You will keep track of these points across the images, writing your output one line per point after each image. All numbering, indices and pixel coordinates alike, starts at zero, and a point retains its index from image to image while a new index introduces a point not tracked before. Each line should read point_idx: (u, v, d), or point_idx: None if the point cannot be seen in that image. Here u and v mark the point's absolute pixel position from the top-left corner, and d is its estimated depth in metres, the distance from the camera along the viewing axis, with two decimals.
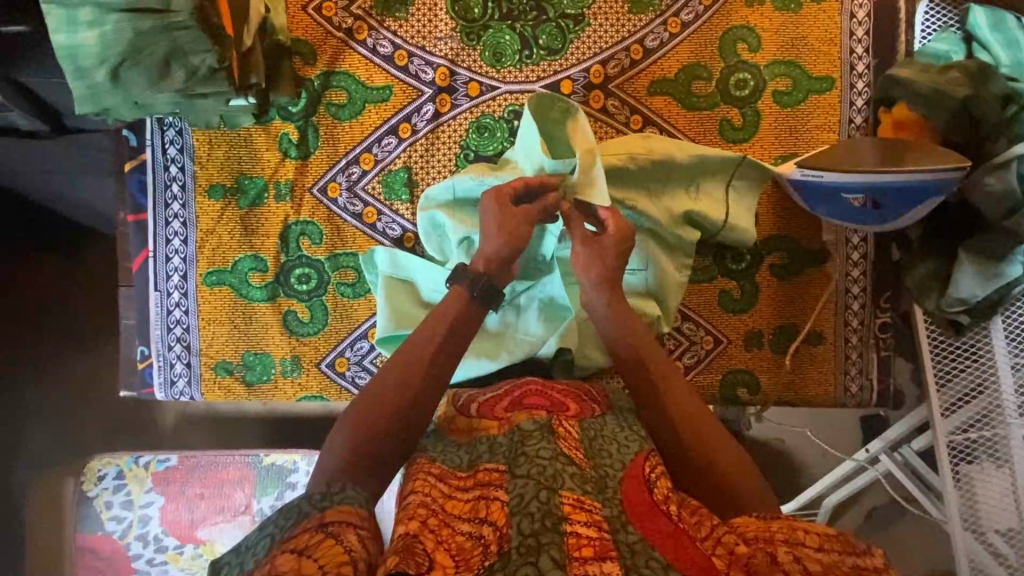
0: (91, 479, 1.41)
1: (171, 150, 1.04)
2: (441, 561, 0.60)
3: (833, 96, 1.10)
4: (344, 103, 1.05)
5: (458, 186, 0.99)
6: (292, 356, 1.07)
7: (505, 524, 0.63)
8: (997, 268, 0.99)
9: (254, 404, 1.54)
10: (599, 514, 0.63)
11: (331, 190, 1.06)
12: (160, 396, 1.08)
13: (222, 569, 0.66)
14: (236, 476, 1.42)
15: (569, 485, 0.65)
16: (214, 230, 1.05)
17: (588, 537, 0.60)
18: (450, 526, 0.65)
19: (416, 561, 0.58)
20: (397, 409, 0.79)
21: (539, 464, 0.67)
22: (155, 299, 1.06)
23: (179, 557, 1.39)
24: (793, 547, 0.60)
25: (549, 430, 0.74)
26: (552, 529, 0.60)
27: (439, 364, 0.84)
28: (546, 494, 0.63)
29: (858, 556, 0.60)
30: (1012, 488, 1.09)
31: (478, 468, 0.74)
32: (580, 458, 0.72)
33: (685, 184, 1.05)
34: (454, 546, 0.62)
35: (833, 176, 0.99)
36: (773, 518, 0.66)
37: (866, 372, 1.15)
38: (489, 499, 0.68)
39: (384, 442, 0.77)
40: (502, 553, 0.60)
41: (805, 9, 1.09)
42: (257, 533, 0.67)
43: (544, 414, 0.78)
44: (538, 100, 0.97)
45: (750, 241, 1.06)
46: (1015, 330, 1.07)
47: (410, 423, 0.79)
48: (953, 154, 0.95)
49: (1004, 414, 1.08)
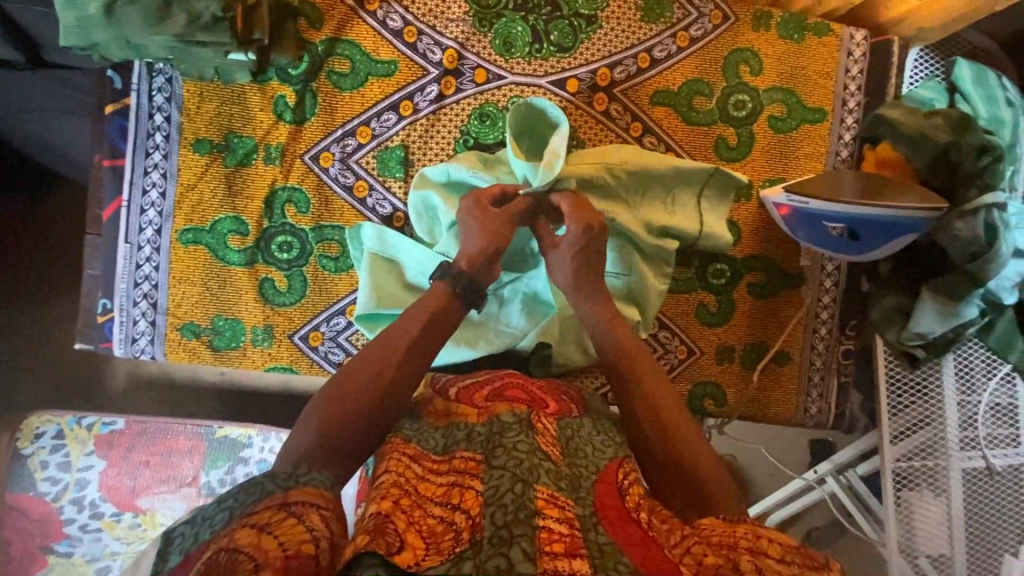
0: (27, 436, 1.33)
1: (158, 98, 0.99)
2: (411, 543, 0.61)
3: (824, 127, 1.14)
4: (346, 72, 1.02)
5: (452, 172, 0.99)
6: (265, 325, 1.03)
7: (479, 513, 0.64)
8: (955, 307, 1.06)
9: (210, 372, 1.48)
10: (571, 511, 0.65)
11: (324, 160, 1.03)
12: (118, 352, 1.03)
13: (175, 540, 0.64)
14: (186, 446, 1.38)
15: (545, 480, 0.66)
16: (195, 186, 1.01)
17: (560, 533, 0.61)
18: (422, 507, 0.66)
19: (385, 542, 0.59)
20: (374, 393, 0.78)
21: (516, 456, 0.68)
22: (123, 251, 1.01)
23: (115, 524, 1.34)
24: (756, 556, 0.62)
25: (529, 425, 0.75)
26: (525, 522, 0.60)
27: (421, 352, 0.84)
28: (521, 487, 0.64)
29: (816, 571, 0.62)
30: (947, 517, 1.16)
31: (453, 454, 0.74)
32: (555, 454, 0.73)
33: (661, 195, 1.07)
34: (425, 529, 0.63)
35: (819, 204, 1.02)
36: (737, 522, 0.69)
37: (825, 395, 1.19)
38: (464, 487, 0.68)
39: (356, 425, 0.75)
40: (474, 542, 0.61)
41: (808, 40, 1.12)
42: (213, 505, 0.65)
43: (524, 407, 0.80)
44: (519, 110, 0.98)
45: (726, 246, 1.08)
46: (963, 368, 1.16)
47: (384, 408, 0.78)
48: (933, 197, 1.00)
49: (947, 447, 1.15)
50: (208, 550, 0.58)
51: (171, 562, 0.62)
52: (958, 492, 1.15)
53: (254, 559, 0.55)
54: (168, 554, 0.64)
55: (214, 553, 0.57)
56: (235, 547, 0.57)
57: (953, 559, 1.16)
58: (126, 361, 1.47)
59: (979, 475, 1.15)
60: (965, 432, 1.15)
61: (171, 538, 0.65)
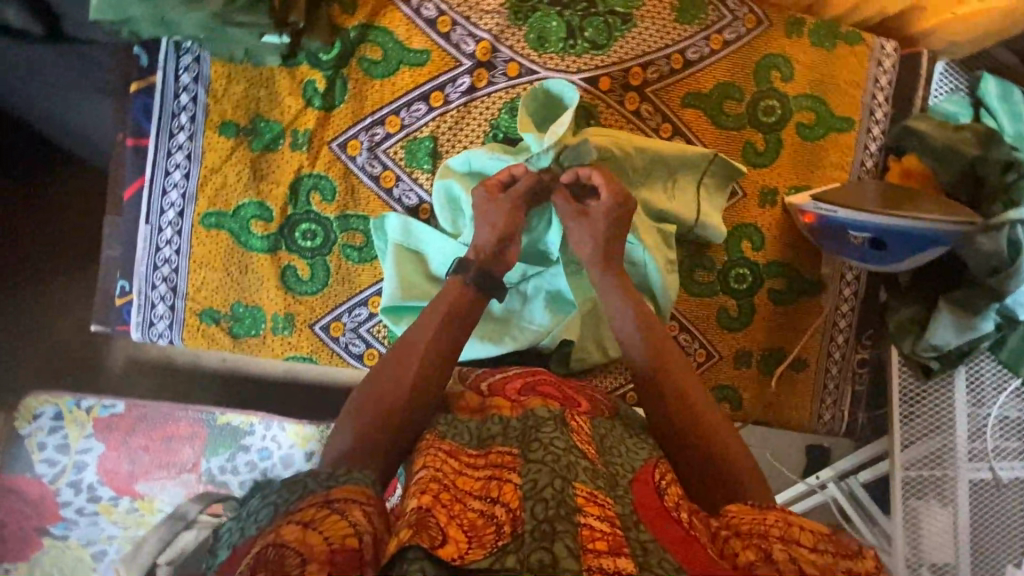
0: (25, 416, 1.32)
1: (185, 77, 0.97)
2: (454, 536, 0.61)
3: (850, 137, 1.14)
4: (377, 60, 1.00)
5: (474, 160, 0.99)
6: (286, 314, 1.02)
7: (519, 507, 0.63)
8: (972, 322, 1.06)
9: (214, 358, 1.46)
10: (611, 510, 0.65)
11: (351, 148, 1.01)
12: (135, 336, 1.01)
13: (223, 536, 0.65)
14: (186, 432, 1.35)
15: (582, 477, 0.67)
16: (220, 169, 0.99)
17: (601, 531, 0.61)
18: (462, 501, 0.65)
19: (430, 535, 0.60)
20: (405, 390, 0.79)
21: (553, 452, 0.68)
22: (144, 233, 0.99)
23: (112, 509, 1.32)
24: (788, 545, 0.63)
25: (563, 422, 0.75)
26: (566, 518, 0.61)
27: (443, 346, 0.85)
28: (561, 483, 0.64)
29: (851, 560, 0.63)
30: (953, 526, 1.18)
31: (489, 448, 0.73)
32: (591, 452, 0.73)
33: (662, 179, 1.07)
34: (466, 522, 0.63)
35: (845, 213, 1.03)
36: (766, 508, 0.69)
37: (839, 402, 1.20)
38: (502, 480, 0.67)
39: (388, 422, 0.76)
40: (516, 536, 0.61)
41: (839, 49, 1.12)
42: (257, 501, 0.66)
43: (558, 404, 0.80)
44: (533, 94, 0.99)
45: (722, 237, 1.08)
46: (975, 381, 1.17)
47: (416, 403, 0.79)
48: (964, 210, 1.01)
49: (955, 457, 1.17)
50: (257, 544, 0.60)
51: (219, 557, 0.64)
52: (965, 503, 1.17)
53: (300, 554, 0.57)
54: (217, 549, 0.65)
55: (261, 547, 0.59)
56: (282, 542, 0.58)
57: (957, 568, 1.18)
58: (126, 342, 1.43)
59: (986, 486, 1.17)
60: (974, 444, 1.17)
61: (219, 534, 0.66)
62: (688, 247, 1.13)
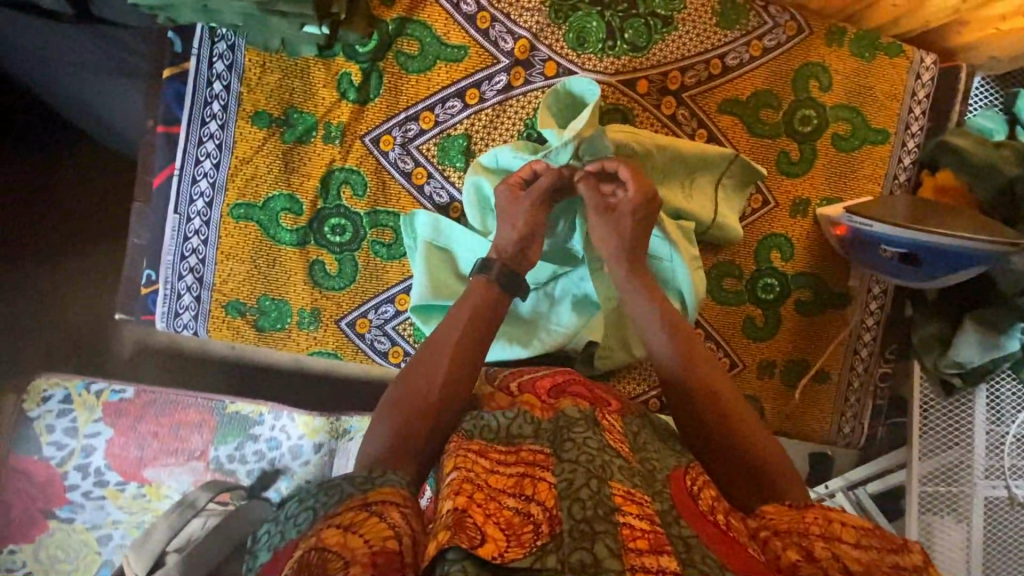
0: (34, 398, 1.31)
1: (218, 65, 0.95)
2: (491, 535, 0.60)
3: (885, 149, 1.13)
4: (414, 54, 0.99)
5: (501, 157, 0.98)
6: (312, 308, 1.01)
7: (555, 506, 0.63)
8: (997, 341, 1.06)
9: (222, 345, 1.44)
10: (650, 508, 0.65)
11: (384, 143, 1.00)
12: (160, 325, 1.00)
13: (262, 538, 0.65)
14: (196, 419, 1.35)
15: (619, 476, 0.67)
16: (251, 159, 0.97)
17: (642, 530, 0.61)
18: (496, 500, 0.64)
19: (468, 536, 0.58)
20: (434, 390, 0.78)
21: (587, 452, 0.68)
22: (172, 223, 0.98)
23: (119, 494, 1.31)
24: (830, 544, 0.63)
25: (594, 421, 0.74)
26: (605, 518, 0.61)
27: (472, 343, 0.83)
28: (597, 484, 0.64)
29: (897, 554, 0.63)
30: (967, 542, 1.17)
31: (519, 446, 0.73)
32: (626, 450, 0.74)
33: (680, 178, 1.05)
34: (503, 520, 0.62)
35: (880, 228, 1.00)
36: (804, 508, 0.70)
37: (859, 416, 1.20)
38: (535, 478, 0.67)
39: (420, 423, 0.75)
40: (554, 535, 0.60)
41: (878, 60, 1.11)
42: (295, 505, 0.66)
43: (588, 404, 0.79)
44: (553, 95, 0.99)
45: (736, 238, 1.07)
46: (994, 399, 1.18)
47: (446, 403, 0.78)
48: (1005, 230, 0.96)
49: (972, 474, 1.17)
50: (298, 549, 0.59)
51: (261, 559, 0.64)
52: (979, 519, 1.17)
53: (343, 557, 0.57)
54: (257, 552, 0.65)
55: (303, 551, 0.58)
56: (325, 546, 0.58)
57: None
58: (134, 328, 1.41)
59: (1001, 504, 1.17)
60: (991, 461, 1.17)
61: (258, 536, 0.66)
62: (717, 256, 1.13)
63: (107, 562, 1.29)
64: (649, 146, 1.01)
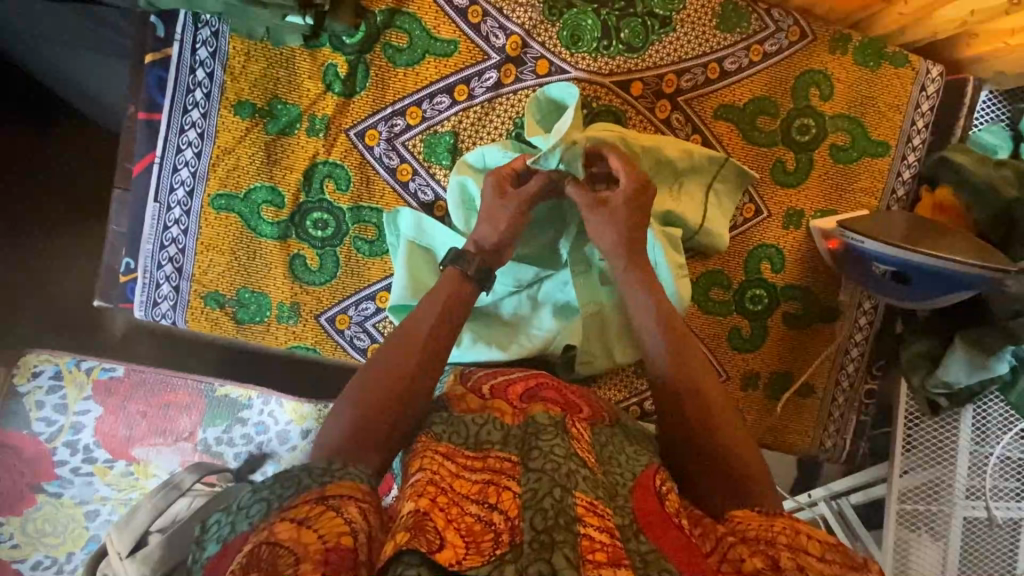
0: (25, 372, 1.33)
1: (202, 52, 0.93)
2: (451, 541, 0.59)
3: (885, 162, 1.10)
4: (403, 47, 0.96)
5: (488, 156, 0.96)
6: (291, 303, 1.00)
7: (518, 516, 0.63)
8: (986, 361, 1.04)
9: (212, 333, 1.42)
10: (610, 521, 0.64)
11: (369, 138, 0.98)
12: (138, 314, 1.00)
13: (211, 529, 0.64)
14: (185, 400, 1.35)
15: (582, 486, 0.65)
16: (233, 150, 0.96)
17: (601, 542, 0.60)
18: (459, 506, 0.64)
19: (427, 540, 0.58)
20: (397, 381, 0.77)
21: (553, 460, 0.67)
22: (152, 211, 0.97)
23: (107, 471, 1.32)
24: (797, 555, 0.62)
25: (563, 428, 0.73)
26: (566, 528, 0.60)
27: (443, 333, 0.83)
28: (560, 493, 0.63)
29: (856, 570, 0.62)
30: (943, 563, 1.16)
31: (486, 452, 0.72)
32: (591, 461, 0.72)
33: (669, 182, 1.02)
34: (464, 527, 0.61)
35: (873, 245, 0.98)
36: (773, 516, 0.68)
37: (842, 431, 1.19)
38: (500, 486, 0.67)
39: (385, 413, 0.74)
40: (514, 545, 0.60)
41: (882, 69, 1.08)
42: (249, 495, 0.64)
43: (559, 410, 0.78)
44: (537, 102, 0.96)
45: (722, 247, 1.05)
46: (981, 420, 1.15)
47: (410, 395, 0.77)
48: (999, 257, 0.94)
49: (953, 493, 1.15)
50: (250, 543, 0.58)
51: (208, 551, 0.62)
52: (958, 539, 1.15)
53: (294, 553, 0.56)
54: (204, 542, 0.63)
55: (253, 545, 0.57)
56: (277, 541, 0.57)
57: None
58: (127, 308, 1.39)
59: (980, 525, 1.15)
60: (973, 483, 1.15)
61: (207, 525, 0.65)
62: (706, 265, 1.11)
63: (94, 537, 1.31)
64: (637, 150, 0.98)
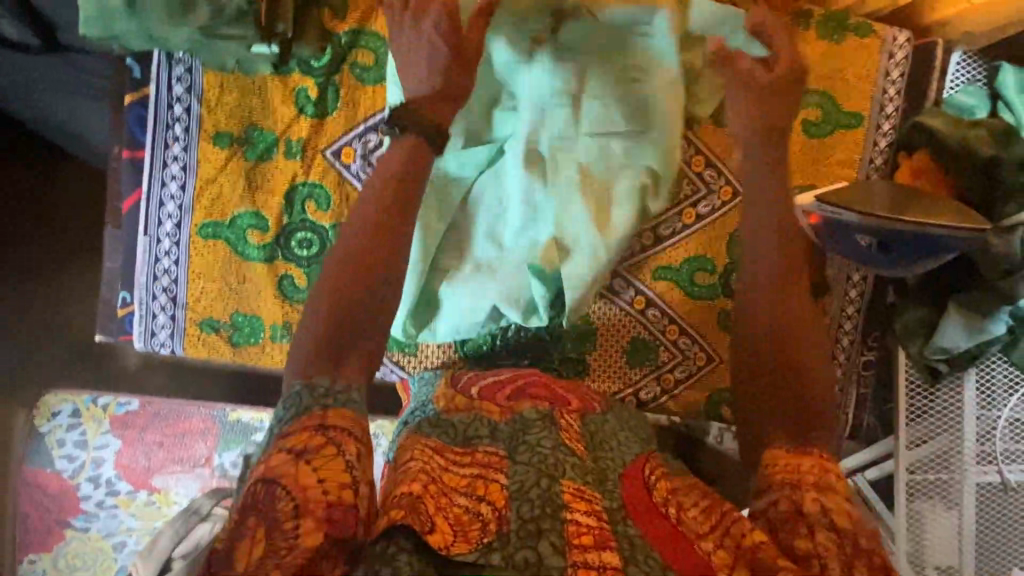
0: (44, 414, 1.36)
1: (177, 88, 0.97)
2: (441, 527, 0.61)
3: (859, 133, 1.10)
4: (369, 65, 0.99)
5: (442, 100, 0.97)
6: (284, 322, 1.03)
7: (504, 506, 0.64)
8: (983, 323, 1.05)
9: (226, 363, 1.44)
10: (598, 505, 0.65)
11: (345, 156, 1.00)
12: (138, 345, 1.04)
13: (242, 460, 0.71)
14: (199, 427, 1.39)
15: (569, 475, 0.67)
16: (215, 180, 0.99)
17: (587, 526, 0.62)
18: (448, 496, 0.65)
19: (421, 520, 0.60)
20: (360, 284, 0.69)
21: (540, 453, 0.69)
22: (142, 244, 1.00)
23: (130, 502, 1.36)
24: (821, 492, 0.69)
25: (551, 421, 0.75)
26: (552, 516, 0.62)
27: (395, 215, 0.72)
28: (547, 482, 0.65)
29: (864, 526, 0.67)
30: (958, 530, 1.14)
31: (475, 447, 0.72)
32: (580, 449, 0.73)
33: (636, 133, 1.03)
34: (452, 516, 0.63)
35: (850, 215, 0.98)
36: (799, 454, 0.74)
37: (844, 405, 1.19)
38: (488, 479, 0.67)
39: (350, 312, 0.68)
40: (502, 534, 0.61)
41: (847, 42, 1.08)
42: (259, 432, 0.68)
43: (547, 405, 0.79)
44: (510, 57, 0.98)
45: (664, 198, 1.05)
46: (985, 383, 1.14)
47: (374, 292, 0.69)
48: (977, 216, 0.95)
49: (963, 459, 1.14)
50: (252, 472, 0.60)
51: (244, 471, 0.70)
52: (972, 506, 1.14)
53: (293, 498, 0.57)
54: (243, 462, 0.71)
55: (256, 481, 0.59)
56: (273, 478, 0.58)
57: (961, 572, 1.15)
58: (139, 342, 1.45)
59: (994, 489, 1.13)
60: (982, 447, 1.13)
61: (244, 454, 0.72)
62: (687, 251, 1.12)
63: (122, 567, 1.35)
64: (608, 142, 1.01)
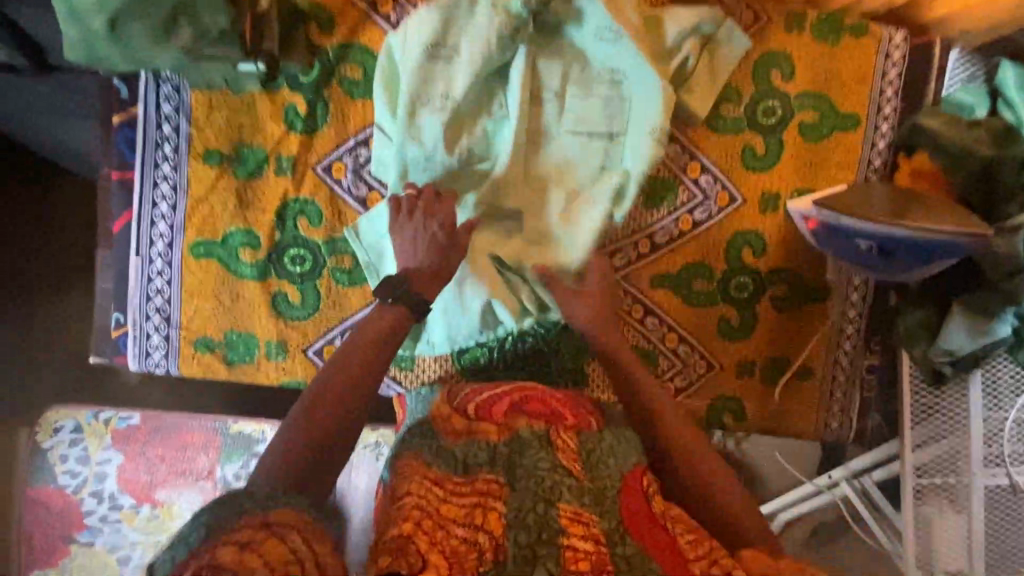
0: (46, 431, 1.35)
1: (166, 107, 0.97)
2: (435, 563, 0.60)
3: (857, 134, 1.09)
4: (358, 79, 0.98)
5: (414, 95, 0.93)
6: (279, 339, 1.02)
7: (502, 535, 0.64)
8: (988, 325, 1.02)
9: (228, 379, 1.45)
10: (595, 527, 0.65)
11: (336, 171, 1.00)
12: (133, 366, 1.03)
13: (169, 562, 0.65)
14: (201, 441, 1.37)
15: (567, 497, 0.67)
16: (206, 199, 0.99)
17: (585, 551, 0.62)
18: (445, 528, 0.64)
19: (410, 562, 0.59)
20: (338, 413, 0.77)
21: (537, 475, 0.69)
22: (135, 265, 1.00)
23: (134, 517, 1.35)
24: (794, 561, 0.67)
25: (547, 440, 0.75)
26: (550, 541, 0.63)
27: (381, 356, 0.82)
28: (543, 507, 0.65)
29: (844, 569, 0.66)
30: (968, 535, 1.12)
31: (475, 476, 0.71)
32: (576, 468, 0.72)
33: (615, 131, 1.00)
34: (449, 549, 0.62)
35: (848, 221, 0.96)
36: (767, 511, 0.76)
37: (847, 410, 1.17)
38: (487, 507, 0.67)
39: (322, 428, 0.75)
40: (499, 562, 0.62)
41: (843, 43, 1.07)
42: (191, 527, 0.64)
43: (543, 424, 0.79)
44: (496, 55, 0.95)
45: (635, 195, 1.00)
46: (991, 384, 1.11)
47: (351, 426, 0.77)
48: (973, 220, 0.94)
49: (970, 463, 1.11)
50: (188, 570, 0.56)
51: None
52: (981, 510, 1.12)
53: None
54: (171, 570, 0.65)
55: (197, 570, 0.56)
56: (217, 565, 0.55)
57: None
58: None
59: (1003, 492, 1.11)
60: (990, 450, 1.11)
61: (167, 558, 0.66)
62: (685, 258, 1.10)
63: None
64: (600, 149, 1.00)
